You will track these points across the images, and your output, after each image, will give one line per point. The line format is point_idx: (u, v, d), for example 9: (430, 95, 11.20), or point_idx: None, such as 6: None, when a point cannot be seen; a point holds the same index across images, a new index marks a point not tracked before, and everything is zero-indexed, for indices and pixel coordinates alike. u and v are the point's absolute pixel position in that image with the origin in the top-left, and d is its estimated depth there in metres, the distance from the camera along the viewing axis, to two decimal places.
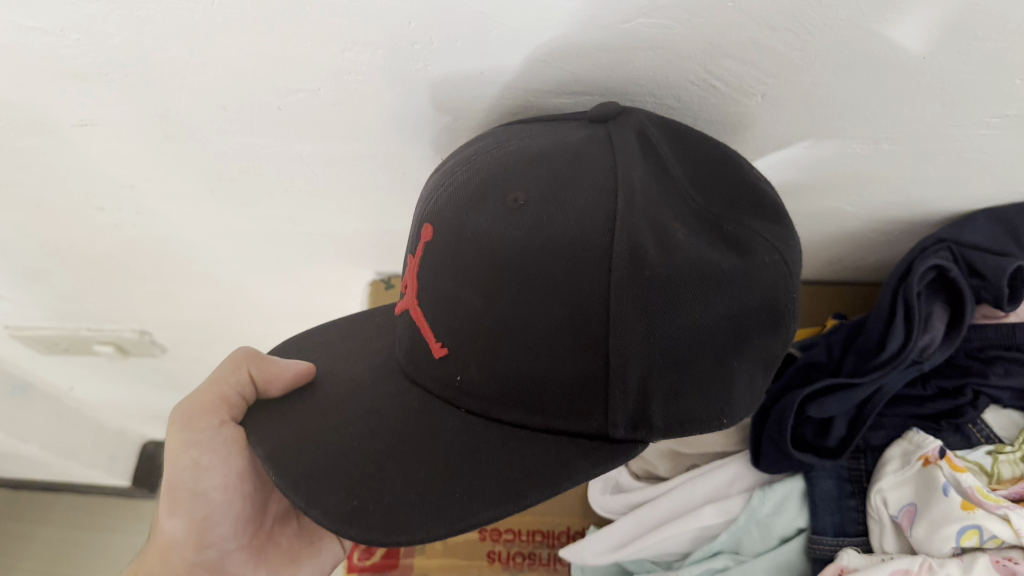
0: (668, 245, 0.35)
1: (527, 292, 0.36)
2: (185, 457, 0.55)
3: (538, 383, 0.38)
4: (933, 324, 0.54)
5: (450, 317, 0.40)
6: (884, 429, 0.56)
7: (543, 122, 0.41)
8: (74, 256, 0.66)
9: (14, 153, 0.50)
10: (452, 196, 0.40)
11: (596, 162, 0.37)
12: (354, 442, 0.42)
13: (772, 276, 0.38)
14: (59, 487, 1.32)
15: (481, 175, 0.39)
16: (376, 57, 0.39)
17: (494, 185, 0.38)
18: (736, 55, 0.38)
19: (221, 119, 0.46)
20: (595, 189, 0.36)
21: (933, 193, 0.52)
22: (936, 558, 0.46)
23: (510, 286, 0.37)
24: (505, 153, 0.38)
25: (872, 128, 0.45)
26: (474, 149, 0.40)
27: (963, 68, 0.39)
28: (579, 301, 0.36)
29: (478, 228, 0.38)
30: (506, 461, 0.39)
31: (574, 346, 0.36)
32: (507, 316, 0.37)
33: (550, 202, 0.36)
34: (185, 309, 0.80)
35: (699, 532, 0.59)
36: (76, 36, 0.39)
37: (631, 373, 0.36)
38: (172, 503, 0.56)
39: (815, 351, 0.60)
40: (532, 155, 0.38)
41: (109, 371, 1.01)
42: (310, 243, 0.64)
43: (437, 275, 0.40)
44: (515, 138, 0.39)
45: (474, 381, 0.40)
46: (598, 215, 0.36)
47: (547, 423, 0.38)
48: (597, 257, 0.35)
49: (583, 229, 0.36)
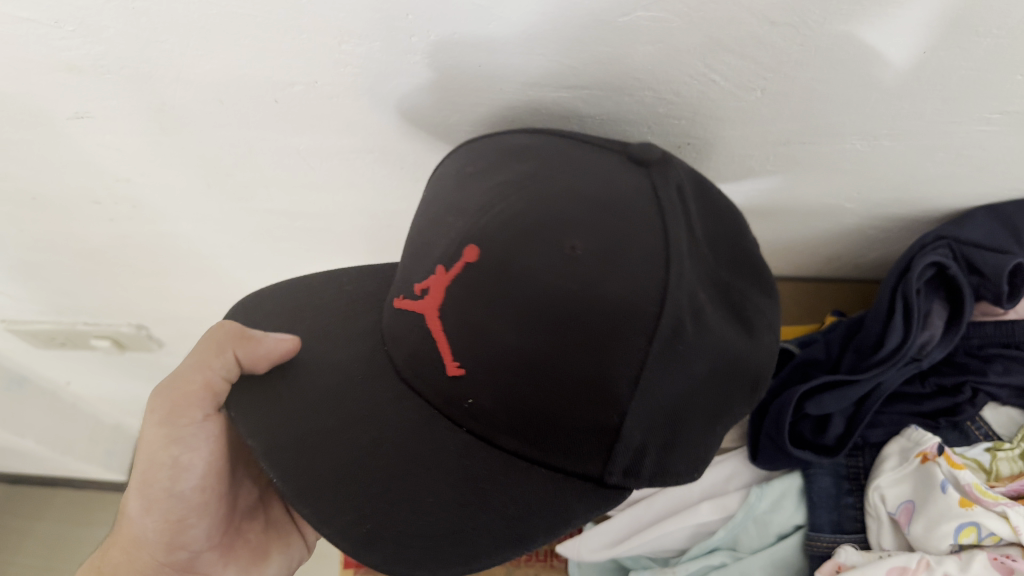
0: (702, 322, 0.36)
1: (563, 344, 0.35)
2: (164, 459, 0.54)
3: (550, 423, 0.37)
4: (932, 321, 0.54)
5: (472, 341, 0.38)
6: (882, 426, 0.56)
7: (584, 145, 0.39)
8: (70, 250, 0.66)
9: (9, 146, 0.50)
10: (494, 216, 0.37)
11: (649, 223, 0.36)
12: (357, 455, 0.43)
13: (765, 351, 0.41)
14: (55, 482, 1.32)
15: (529, 211, 0.36)
16: (373, 50, 0.39)
17: (544, 227, 0.35)
18: (735, 49, 0.38)
19: (217, 113, 0.46)
20: (651, 258, 0.35)
21: (933, 190, 0.52)
22: (934, 555, 0.46)
23: (545, 333, 0.35)
24: (552, 191, 0.36)
25: (872, 124, 0.45)
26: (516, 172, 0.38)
27: (963, 64, 0.39)
28: (616, 360, 0.35)
29: (522, 265, 0.35)
30: (508, 495, 0.40)
31: (591, 399, 0.36)
32: (534, 359, 0.36)
33: (606, 262, 0.35)
34: (182, 303, 0.80)
35: (696, 528, 0.59)
36: (71, 27, 0.38)
37: (637, 434, 0.36)
38: (146, 504, 0.56)
39: (814, 348, 0.59)
40: (586, 203, 0.36)
41: (106, 366, 1.00)
42: (307, 237, 0.64)
43: (455, 288, 0.38)
44: (563, 171, 0.37)
45: (485, 409, 0.39)
46: (649, 285, 0.35)
47: (546, 456, 0.39)
48: (642, 327, 0.35)
49: (635, 296, 0.34)
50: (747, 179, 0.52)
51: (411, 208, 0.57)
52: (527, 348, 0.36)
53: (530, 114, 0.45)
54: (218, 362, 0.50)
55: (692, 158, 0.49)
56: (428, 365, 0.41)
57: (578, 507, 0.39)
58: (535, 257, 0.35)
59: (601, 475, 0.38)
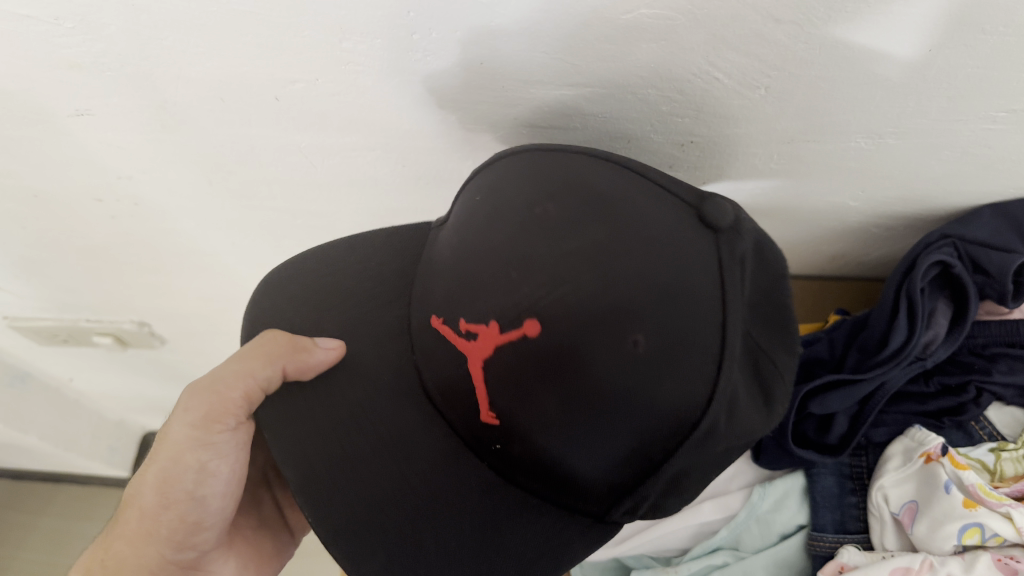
0: (736, 420, 0.36)
1: (606, 421, 0.35)
2: (190, 460, 0.54)
3: (574, 474, 0.39)
4: (937, 320, 0.54)
5: (511, 399, 0.37)
6: (885, 426, 0.55)
7: (641, 193, 0.36)
8: (72, 247, 0.66)
9: (11, 144, 0.50)
10: (544, 284, 0.35)
11: (710, 313, 0.34)
12: (387, 483, 0.46)
13: None
14: (59, 477, 1.32)
15: (586, 295, 0.34)
16: (375, 48, 0.39)
17: (606, 313, 0.33)
18: (739, 47, 0.38)
19: (218, 110, 0.45)
20: (703, 353, 0.34)
21: (937, 188, 0.51)
22: (937, 556, 0.46)
23: (591, 413, 0.35)
24: (599, 240, 0.34)
25: (877, 122, 0.44)
26: (568, 230, 0.35)
27: (969, 62, 0.38)
28: (651, 426, 0.35)
29: (578, 348, 0.34)
30: (526, 529, 0.44)
31: (622, 456, 0.36)
32: (566, 407, 0.36)
33: (665, 361, 0.33)
34: (184, 300, 0.79)
35: (699, 528, 0.59)
36: (71, 25, 0.38)
37: (654, 489, 0.38)
38: (162, 504, 0.54)
39: (819, 347, 0.59)
40: (649, 289, 0.33)
41: (109, 363, 1.00)
42: (309, 235, 0.64)
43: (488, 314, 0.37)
44: (622, 243, 0.34)
45: (515, 454, 0.40)
46: (700, 391, 0.34)
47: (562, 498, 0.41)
48: (685, 428, 0.35)
49: (684, 399, 0.34)
50: (751, 177, 0.51)
51: (412, 205, 0.57)
52: (556, 396, 0.36)
53: (533, 112, 0.44)
54: (261, 372, 0.49)
55: (696, 156, 0.49)
56: (461, 404, 0.42)
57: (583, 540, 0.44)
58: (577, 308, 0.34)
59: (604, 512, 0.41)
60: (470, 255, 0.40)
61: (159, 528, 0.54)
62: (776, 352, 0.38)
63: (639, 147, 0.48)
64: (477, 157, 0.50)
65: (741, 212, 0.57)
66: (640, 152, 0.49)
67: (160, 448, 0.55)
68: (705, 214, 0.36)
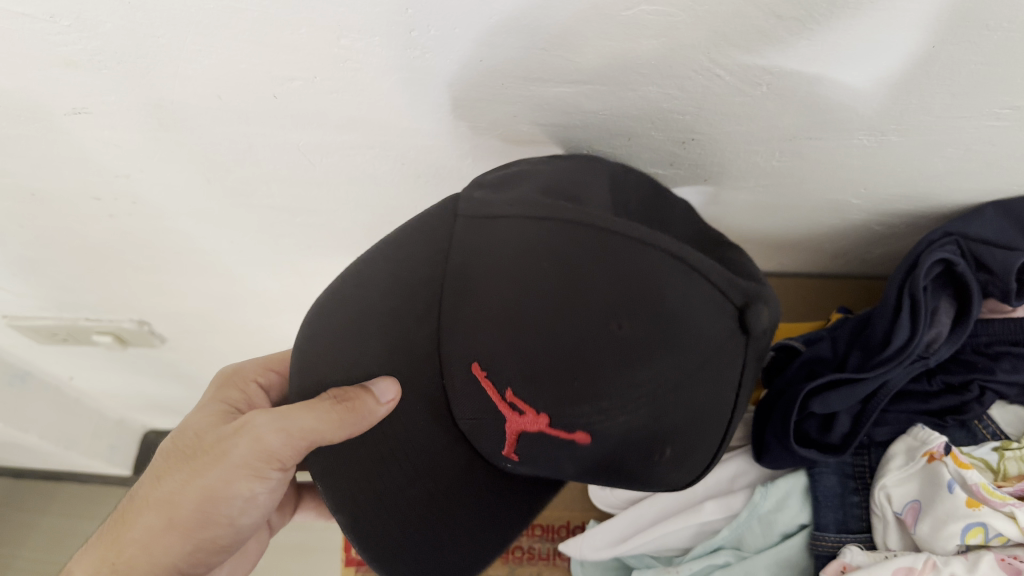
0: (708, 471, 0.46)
1: (593, 468, 0.45)
2: (245, 485, 0.53)
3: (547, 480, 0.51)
4: (939, 318, 0.54)
5: (531, 447, 0.46)
6: (888, 425, 0.55)
7: (699, 327, 0.37)
8: (70, 246, 0.66)
9: (7, 142, 0.50)
10: (602, 398, 0.39)
11: (717, 422, 0.42)
12: (416, 505, 0.51)
13: None
14: (59, 476, 1.32)
15: (631, 410, 0.39)
16: (373, 45, 0.38)
17: (642, 424, 0.40)
18: (741, 44, 0.38)
19: (216, 108, 0.45)
20: (704, 450, 0.43)
21: (940, 185, 0.51)
22: (940, 556, 0.46)
23: (592, 470, 0.46)
24: (665, 375, 0.38)
25: (880, 119, 0.44)
26: (631, 359, 0.38)
27: (973, 58, 0.38)
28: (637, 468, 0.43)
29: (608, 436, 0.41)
30: (523, 508, 0.55)
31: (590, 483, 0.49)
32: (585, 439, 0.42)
33: (679, 462, 0.42)
34: (183, 299, 0.79)
35: (700, 527, 0.58)
36: (67, 22, 0.38)
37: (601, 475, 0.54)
38: (203, 520, 0.53)
39: (820, 346, 0.58)
40: (682, 410, 0.40)
41: (108, 362, 1.00)
42: (308, 233, 0.63)
43: (529, 361, 0.41)
44: (672, 389, 0.39)
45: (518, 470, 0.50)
46: (692, 479, 0.45)
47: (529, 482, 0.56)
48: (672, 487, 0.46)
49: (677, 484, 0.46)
50: (753, 175, 0.51)
51: (412, 203, 0.57)
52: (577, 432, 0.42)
53: (533, 109, 0.44)
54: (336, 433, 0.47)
55: (697, 153, 0.49)
56: (488, 429, 0.47)
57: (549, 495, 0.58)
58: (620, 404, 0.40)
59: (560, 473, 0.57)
60: (514, 297, 0.40)
61: (187, 541, 0.53)
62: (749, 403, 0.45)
63: (640, 144, 0.48)
64: (477, 155, 0.50)
65: (743, 210, 0.57)
66: (641, 150, 0.48)
67: (204, 459, 0.53)
68: (749, 322, 0.37)
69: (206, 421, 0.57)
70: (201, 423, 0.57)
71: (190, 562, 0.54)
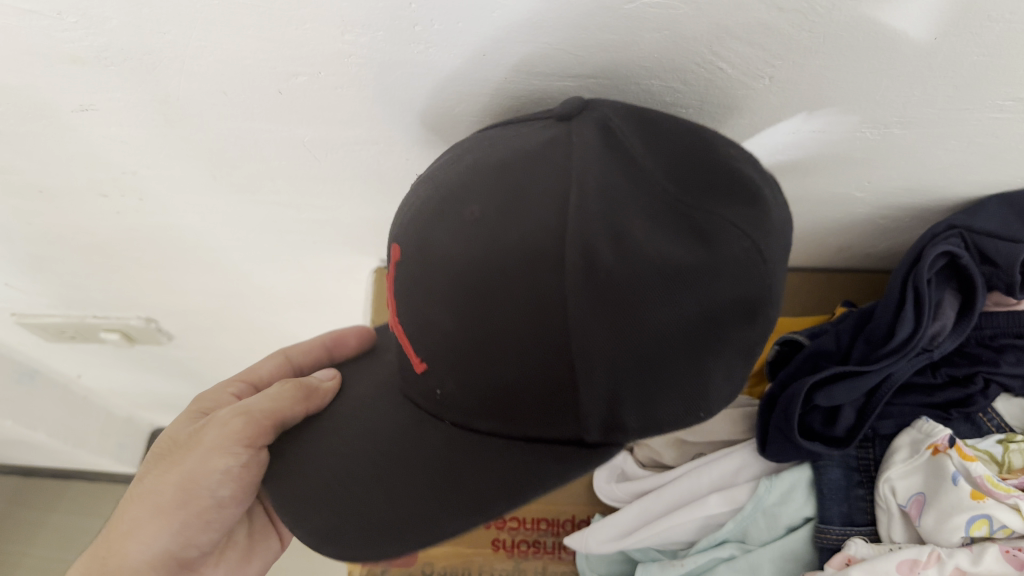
0: (624, 247, 0.34)
1: (526, 358, 0.38)
2: (220, 460, 0.55)
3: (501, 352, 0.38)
4: (944, 311, 0.53)
5: (431, 340, 0.42)
6: (893, 418, 0.55)
7: (515, 125, 0.39)
8: (78, 243, 0.66)
9: (14, 140, 0.50)
10: (424, 221, 0.40)
11: (549, 204, 0.35)
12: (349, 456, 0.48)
13: (745, 266, 0.34)
14: (67, 474, 1.33)
15: (446, 235, 0.39)
16: (376, 40, 0.39)
17: (472, 254, 0.37)
18: (743, 37, 0.38)
19: (221, 104, 0.45)
20: (546, 222, 0.35)
21: (944, 178, 0.51)
22: (945, 548, 0.46)
23: (507, 342, 0.38)
24: (488, 187, 0.37)
25: (882, 112, 0.44)
26: (457, 165, 0.39)
27: (975, 50, 0.38)
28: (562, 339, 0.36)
29: (445, 249, 0.39)
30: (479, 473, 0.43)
31: (544, 353, 0.37)
32: (544, 352, 0.37)
33: (508, 214, 0.36)
34: (189, 296, 0.80)
35: (705, 520, 0.57)
36: (74, 19, 0.38)
37: (598, 380, 0.36)
38: (184, 499, 0.56)
39: (824, 339, 0.57)
40: (505, 189, 0.36)
41: (115, 359, 1.00)
42: (313, 230, 0.64)
43: (480, 272, 0.37)
44: (497, 147, 0.38)
45: (451, 394, 0.42)
46: (550, 225, 0.35)
47: (524, 431, 0.41)
48: (552, 266, 0.35)
49: (551, 244, 0.35)
50: None
51: None
52: (497, 361, 0.39)
53: (536, 103, 0.44)
54: (281, 411, 0.53)
55: None
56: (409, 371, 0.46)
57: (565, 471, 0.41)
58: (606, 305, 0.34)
59: (582, 436, 0.40)
60: (450, 190, 0.39)
61: (168, 521, 0.56)
62: (715, 214, 0.34)
63: None
64: None
65: None
66: None
67: (182, 451, 0.57)
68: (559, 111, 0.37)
69: (184, 424, 0.62)
70: (179, 427, 0.61)
71: (174, 544, 0.57)
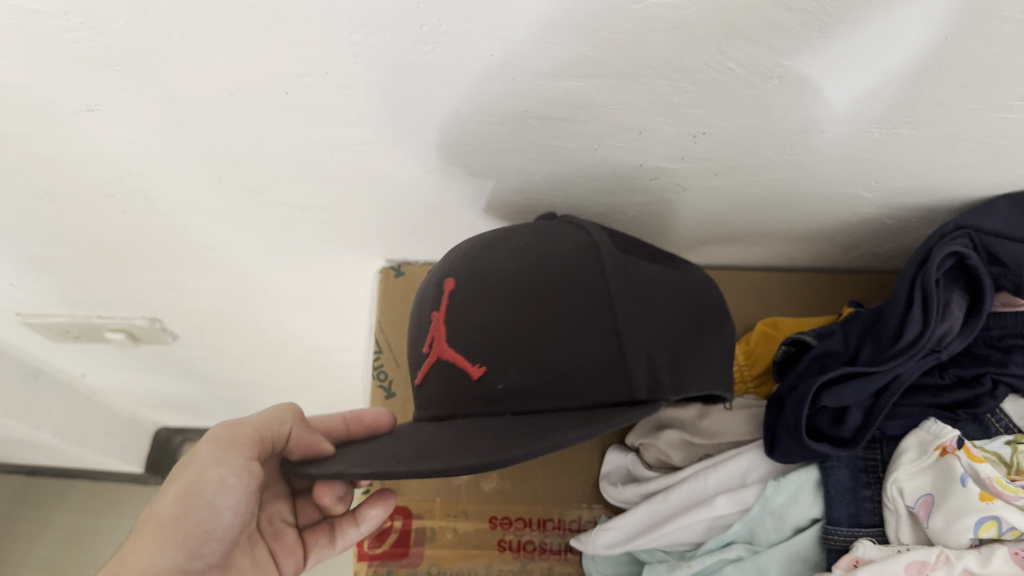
0: (632, 265, 0.47)
1: (574, 338, 0.42)
2: (215, 472, 0.48)
3: (553, 341, 0.42)
4: (952, 312, 0.53)
5: (484, 340, 0.44)
6: (899, 419, 0.54)
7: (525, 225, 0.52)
8: (83, 243, 0.66)
9: (20, 140, 0.50)
10: (468, 263, 0.49)
11: (578, 237, 0.48)
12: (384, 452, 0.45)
13: (710, 285, 0.53)
14: (71, 473, 1.33)
15: (494, 267, 0.47)
16: (383, 41, 0.39)
17: (527, 259, 0.46)
18: (752, 37, 0.38)
19: (228, 105, 0.45)
20: (579, 242, 0.47)
21: (951, 177, 0.51)
22: (953, 550, 0.46)
23: (561, 317, 0.43)
24: (515, 239, 0.49)
25: (891, 112, 0.44)
26: (494, 234, 0.50)
27: (985, 49, 0.38)
28: (600, 321, 0.42)
29: (497, 267, 0.47)
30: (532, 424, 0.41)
31: (593, 331, 0.42)
32: (589, 332, 0.42)
33: (546, 238, 0.48)
34: (194, 296, 0.79)
35: (712, 521, 0.57)
36: (79, 19, 0.38)
37: (642, 350, 0.42)
38: (184, 509, 0.47)
39: (832, 341, 0.57)
40: (534, 240, 0.48)
41: (120, 359, 1.00)
42: (318, 230, 0.63)
43: (523, 276, 0.45)
44: (520, 225, 0.51)
45: (513, 385, 0.43)
46: (583, 245, 0.47)
47: (577, 400, 0.41)
48: (588, 262, 0.45)
49: (582, 253, 0.46)
50: (764, 168, 0.51)
51: (422, 198, 0.57)
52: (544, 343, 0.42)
53: (543, 104, 0.44)
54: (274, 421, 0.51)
55: (708, 147, 0.49)
56: (451, 389, 0.46)
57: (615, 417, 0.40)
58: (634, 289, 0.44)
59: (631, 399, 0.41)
60: (479, 242, 0.50)
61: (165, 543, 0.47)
62: (687, 266, 0.52)
63: (650, 138, 0.48)
64: (486, 150, 0.50)
65: (754, 203, 0.57)
66: (652, 144, 0.48)
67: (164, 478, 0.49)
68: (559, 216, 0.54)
69: None
70: None
71: (180, 558, 0.47)
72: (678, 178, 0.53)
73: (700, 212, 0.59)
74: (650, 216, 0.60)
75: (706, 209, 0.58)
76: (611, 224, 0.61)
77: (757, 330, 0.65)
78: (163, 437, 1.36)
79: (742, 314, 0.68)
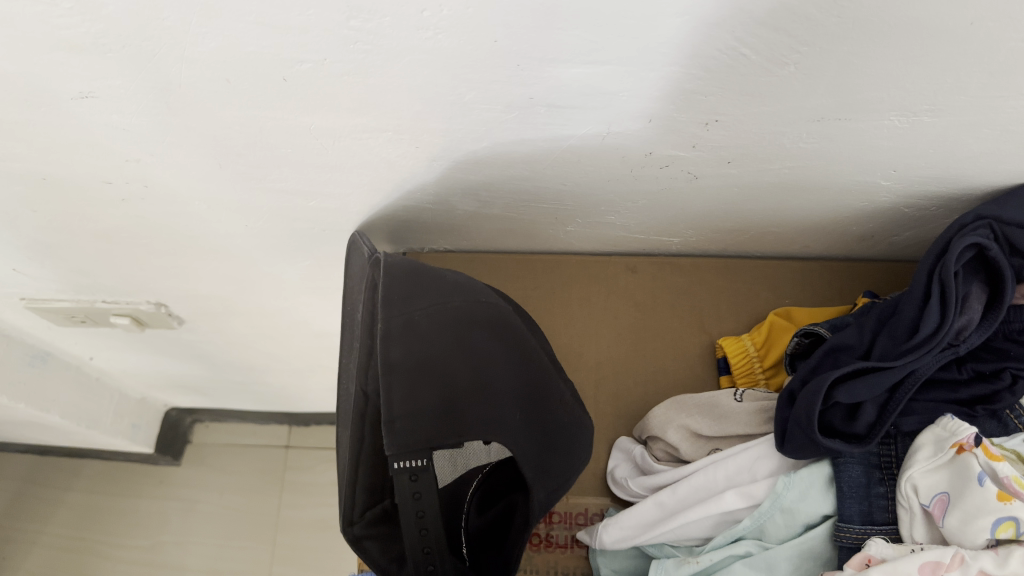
0: (392, 318, 0.49)
1: None
2: None
3: (430, 327, 0.50)
4: (971, 305, 0.51)
5: (406, 314, 0.49)
6: (916, 414, 0.52)
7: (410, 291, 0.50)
8: (84, 229, 0.65)
9: (15, 128, 0.49)
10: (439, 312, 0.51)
11: None
12: None
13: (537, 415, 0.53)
14: (80, 454, 1.27)
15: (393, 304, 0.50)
16: (384, 27, 0.38)
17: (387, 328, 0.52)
18: (767, 21, 0.37)
19: (224, 92, 0.44)
20: None
21: (970, 168, 0.50)
22: (969, 550, 0.45)
23: None
24: None
25: (911, 99, 0.42)
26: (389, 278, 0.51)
27: (1014, 35, 0.37)
28: (427, 315, 0.50)
29: None
30: (421, 325, 0.50)
31: (420, 328, 0.50)
32: (512, 391, 0.52)
33: (437, 311, 0.51)
34: (201, 282, 0.78)
35: (721, 517, 0.55)
36: (69, 5, 0.37)
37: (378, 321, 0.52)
38: None
39: (845, 334, 0.55)
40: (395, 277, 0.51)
41: (126, 342, 0.99)
42: (322, 219, 0.62)
43: None
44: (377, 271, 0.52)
45: (415, 302, 0.50)
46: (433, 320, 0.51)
47: (438, 364, 0.50)
48: None
49: (432, 302, 0.51)
50: (780, 156, 0.49)
51: (428, 186, 0.56)
52: None
53: (550, 91, 0.43)
54: None
55: (720, 135, 0.47)
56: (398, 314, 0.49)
57: (436, 351, 0.50)
58: (420, 287, 0.51)
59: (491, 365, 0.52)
60: None
61: None
62: (538, 420, 0.53)
63: (658, 125, 0.46)
64: (491, 139, 0.49)
65: (767, 191, 0.55)
66: (662, 132, 0.47)
67: None
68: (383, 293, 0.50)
69: None
70: None
71: None
72: (689, 168, 0.52)
73: (713, 201, 0.57)
74: (661, 205, 0.58)
75: (718, 199, 0.57)
76: (619, 213, 0.60)
77: (769, 319, 0.64)
78: (174, 418, 1.27)
79: (755, 303, 0.67)
